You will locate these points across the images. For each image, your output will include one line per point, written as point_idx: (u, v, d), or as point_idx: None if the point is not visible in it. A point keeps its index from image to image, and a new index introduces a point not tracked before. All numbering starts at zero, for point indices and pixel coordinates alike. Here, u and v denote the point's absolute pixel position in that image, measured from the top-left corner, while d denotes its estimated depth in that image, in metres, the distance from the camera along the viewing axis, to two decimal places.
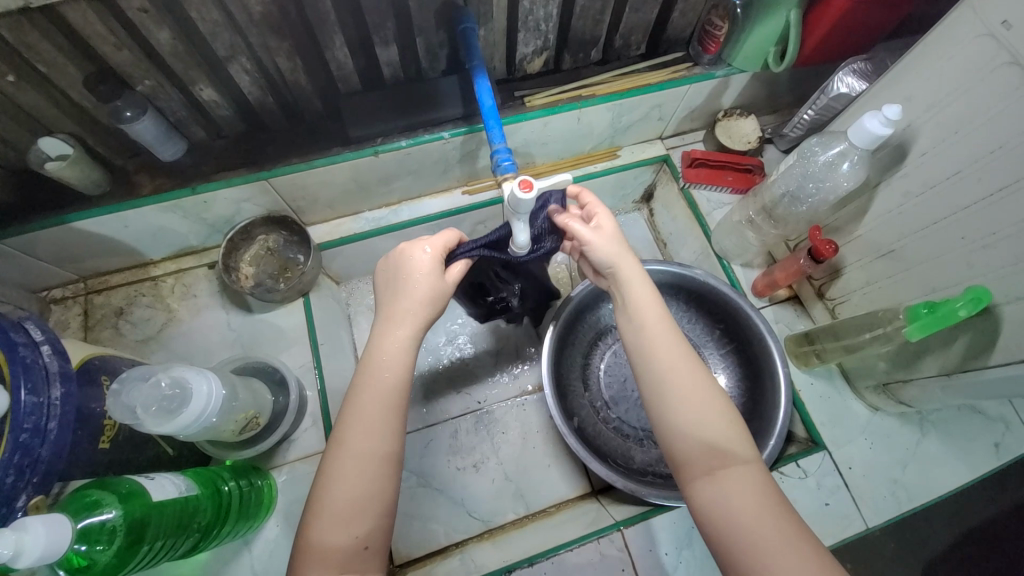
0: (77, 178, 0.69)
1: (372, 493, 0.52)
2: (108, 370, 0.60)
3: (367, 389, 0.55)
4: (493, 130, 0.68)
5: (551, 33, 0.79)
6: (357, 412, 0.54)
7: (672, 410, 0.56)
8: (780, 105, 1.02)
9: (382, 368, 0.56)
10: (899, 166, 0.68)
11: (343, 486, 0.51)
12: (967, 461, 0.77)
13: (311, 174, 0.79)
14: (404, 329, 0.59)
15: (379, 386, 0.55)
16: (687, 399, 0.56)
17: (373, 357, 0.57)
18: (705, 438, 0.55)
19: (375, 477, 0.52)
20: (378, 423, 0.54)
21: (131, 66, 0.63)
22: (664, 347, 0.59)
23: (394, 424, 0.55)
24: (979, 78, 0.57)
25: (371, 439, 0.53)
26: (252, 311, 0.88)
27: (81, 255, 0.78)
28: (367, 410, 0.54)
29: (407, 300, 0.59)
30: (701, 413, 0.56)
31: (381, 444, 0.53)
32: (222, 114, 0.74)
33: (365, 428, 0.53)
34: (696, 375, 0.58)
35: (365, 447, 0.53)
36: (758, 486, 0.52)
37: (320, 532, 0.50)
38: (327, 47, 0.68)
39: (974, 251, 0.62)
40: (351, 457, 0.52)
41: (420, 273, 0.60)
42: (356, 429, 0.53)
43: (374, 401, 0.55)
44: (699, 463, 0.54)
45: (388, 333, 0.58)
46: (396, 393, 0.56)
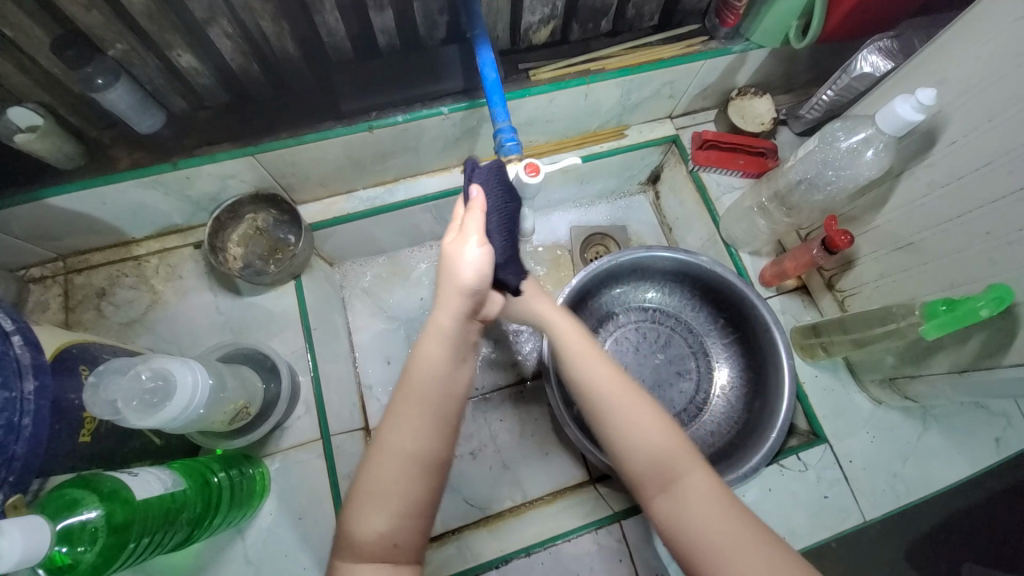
0: (50, 152, 0.65)
1: (405, 491, 0.50)
2: (87, 359, 0.57)
3: (413, 385, 0.53)
4: (496, 107, 0.63)
5: (559, 0, 0.73)
6: (396, 411, 0.53)
7: (618, 428, 0.57)
8: (796, 84, 0.97)
9: (422, 363, 0.54)
10: (926, 154, 0.65)
11: (373, 482, 0.50)
12: (967, 455, 0.76)
13: (301, 151, 0.75)
14: (440, 332, 0.54)
15: (421, 387, 0.53)
16: (634, 415, 0.57)
17: (418, 354, 0.54)
18: (651, 452, 0.55)
19: (411, 477, 0.50)
20: (419, 422, 0.52)
21: (101, 28, 0.58)
22: (598, 371, 0.60)
23: (439, 424, 0.52)
24: (1021, 61, 0.53)
25: (403, 437, 0.51)
26: (242, 294, 0.84)
27: (59, 233, 0.74)
28: (406, 410, 0.52)
29: (449, 297, 0.53)
30: (649, 426, 0.56)
31: (415, 447, 0.51)
32: (203, 82, 0.69)
33: (410, 425, 0.51)
34: (632, 393, 0.59)
35: (397, 444, 0.51)
36: (710, 493, 0.52)
37: (354, 530, 0.49)
38: (317, 10, 0.63)
39: (998, 247, 0.59)
40: (380, 455, 0.51)
41: (455, 252, 0.53)
42: (392, 433, 0.51)
43: (417, 400, 0.52)
44: (652, 481, 0.54)
45: (426, 334, 0.54)
46: (436, 390, 0.53)
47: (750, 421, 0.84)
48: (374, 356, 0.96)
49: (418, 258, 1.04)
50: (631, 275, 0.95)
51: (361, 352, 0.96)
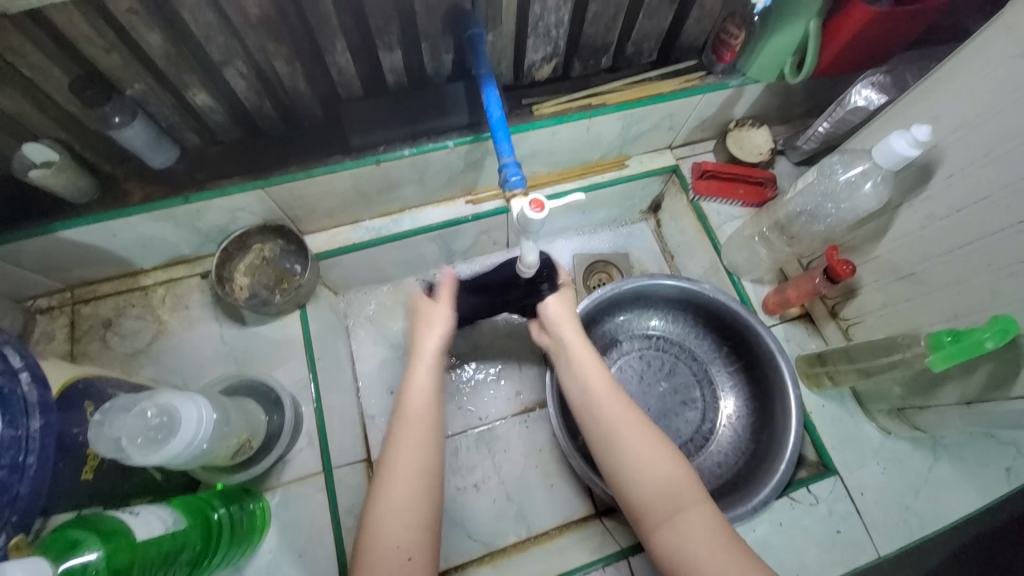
0: (65, 186, 0.66)
1: (415, 504, 0.58)
2: (91, 394, 0.57)
3: (409, 415, 0.63)
4: (501, 142, 0.65)
5: (561, 40, 0.76)
6: (397, 439, 0.62)
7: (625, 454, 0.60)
8: (793, 115, 0.99)
9: (412, 394, 0.65)
10: (924, 187, 0.66)
11: (389, 496, 0.58)
12: (977, 486, 0.74)
13: (309, 184, 0.76)
14: (426, 366, 0.67)
15: (417, 412, 0.64)
16: (638, 444, 0.60)
17: (409, 388, 0.66)
18: (655, 482, 0.58)
19: (418, 491, 0.59)
20: (419, 444, 0.62)
21: (120, 70, 0.60)
22: (606, 401, 0.64)
23: (432, 443, 0.63)
24: (1015, 99, 0.54)
25: (408, 457, 0.60)
26: (247, 324, 0.84)
27: (68, 264, 0.75)
28: (406, 436, 0.62)
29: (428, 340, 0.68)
30: (654, 457, 0.59)
31: (420, 466, 0.60)
32: (216, 119, 0.71)
33: (410, 445, 0.61)
34: (637, 422, 0.62)
35: (405, 462, 0.60)
36: (712, 525, 0.54)
37: (374, 541, 0.56)
38: (328, 52, 0.66)
39: (1001, 278, 0.60)
40: (392, 473, 0.59)
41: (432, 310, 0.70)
42: (396, 457, 0.61)
43: (415, 424, 0.63)
44: (655, 510, 0.57)
45: (414, 369, 0.67)
46: (428, 416, 0.64)
47: (758, 452, 0.83)
48: (377, 385, 0.96)
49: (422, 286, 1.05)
50: (634, 303, 0.95)
51: (364, 381, 0.96)
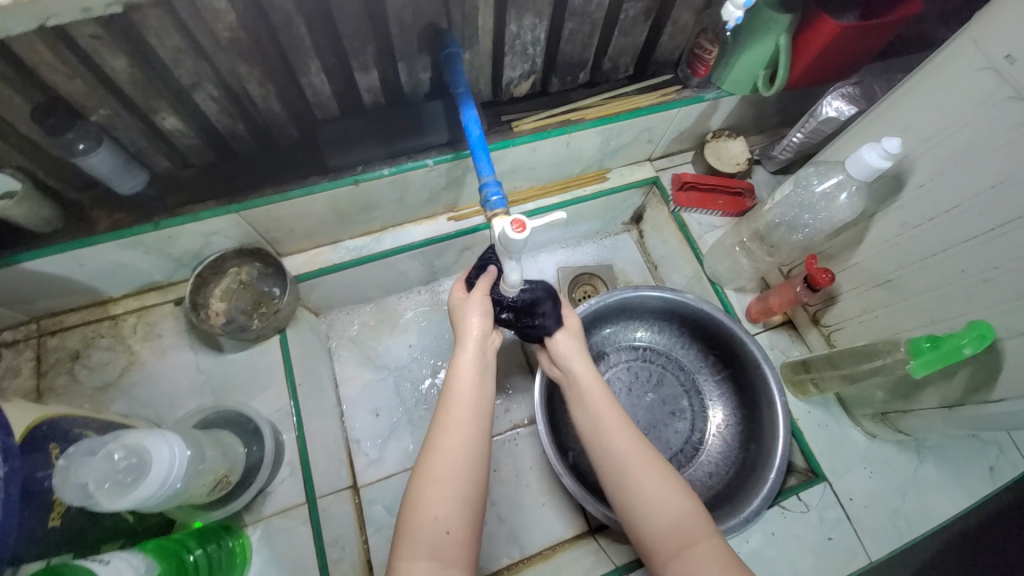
0: (27, 216, 0.63)
1: (458, 481, 0.57)
2: (57, 436, 0.53)
3: (455, 394, 0.61)
4: (481, 162, 0.64)
5: (538, 57, 0.77)
6: (442, 418, 0.60)
7: (633, 488, 0.60)
8: (767, 125, 1.01)
9: (458, 374, 0.62)
10: (896, 196, 0.67)
11: (434, 473, 0.57)
12: (964, 487, 0.76)
13: (286, 206, 0.75)
14: (473, 347, 0.64)
15: (462, 394, 0.61)
16: (647, 477, 0.60)
17: (456, 366, 0.63)
18: (666, 515, 0.58)
19: (461, 470, 0.57)
20: (463, 424, 0.60)
21: (84, 96, 0.58)
22: (615, 433, 0.63)
23: (477, 425, 0.60)
24: (980, 112, 0.56)
25: (453, 438, 0.59)
26: (224, 351, 0.82)
27: (32, 296, 0.72)
28: (453, 415, 0.60)
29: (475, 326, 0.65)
30: (662, 490, 0.59)
31: (463, 449, 0.58)
32: (187, 142, 0.69)
33: (457, 426, 0.59)
34: (644, 454, 0.62)
35: (451, 443, 0.58)
36: (721, 559, 0.55)
37: (416, 517, 0.55)
38: (303, 73, 0.65)
39: (974, 284, 0.61)
40: (438, 454, 0.58)
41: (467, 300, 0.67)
42: (441, 435, 0.59)
43: (461, 406, 0.61)
44: (665, 544, 0.57)
45: (461, 348, 0.64)
46: (473, 394, 0.62)
47: (747, 460, 0.83)
48: (362, 408, 0.93)
49: (406, 305, 1.03)
50: (619, 315, 0.95)
51: (349, 405, 0.93)
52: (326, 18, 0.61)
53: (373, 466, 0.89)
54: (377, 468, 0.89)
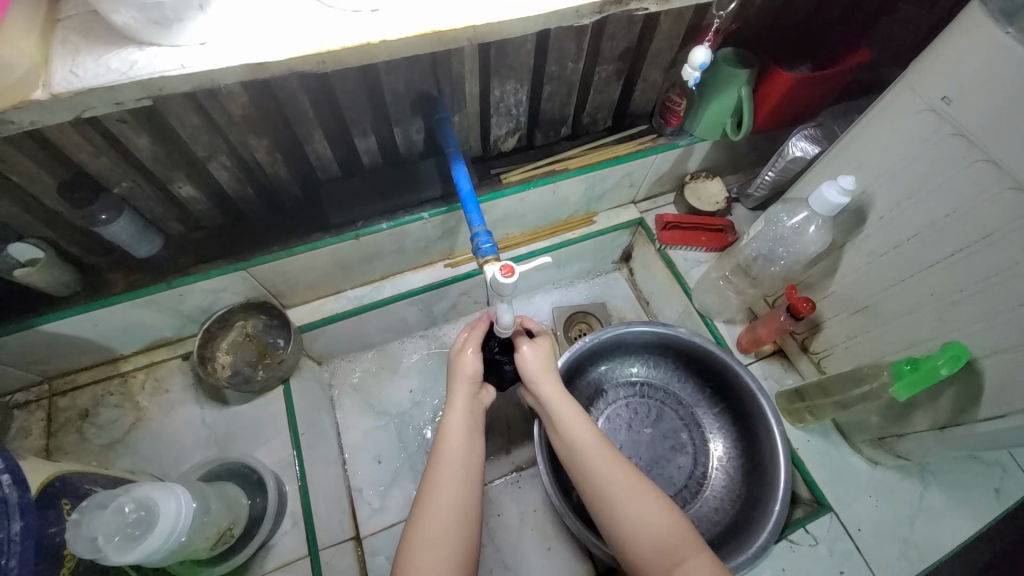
0: (48, 282, 0.67)
1: (454, 535, 0.59)
2: (68, 492, 0.55)
3: (448, 446, 0.65)
4: (472, 214, 0.69)
5: (522, 116, 0.84)
6: (437, 471, 0.63)
7: (624, 513, 0.61)
8: (742, 165, 1.08)
9: (451, 430, 0.66)
10: (861, 228, 0.72)
11: (428, 529, 0.58)
12: (971, 511, 0.75)
13: (291, 261, 0.79)
14: (459, 401, 0.68)
15: (452, 451, 0.64)
16: (630, 501, 0.61)
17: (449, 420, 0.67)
18: (651, 536, 0.59)
19: (455, 523, 0.59)
20: (455, 475, 0.62)
21: (109, 170, 0.64)
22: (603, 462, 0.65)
23: (468, 481, 0.63)
24: (926, 148, 0.61)
25: (447, 490, 0.61)
26: (229, 405, 0.84)
27: (47, 356, 0.75)
28: (447, 466, 0.63)
29: (460, 382, 0.70)
30: (644, 510, 0.60)
31: (454, 502, 0.61)
32: (200, 208, 0.74)
33: (449, 482, 0.62)
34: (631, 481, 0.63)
35: (445, 495, 0.61)
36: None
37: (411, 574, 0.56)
38: (307, 141, 0.71)
39: (946, 306, 0.64)
40: (432, 510, 0.60)
41: (456, 354, 0.73)
42: (436, 486, 0.62)
43: (453, 456, 0.64)
44: (655, 563, 0.57)
45: (453, 405, 0.68)
46: (464, 448, 0.65)
47: (751, 494, 0.82)
48: (364, 455, 0.94)
49: (407, 350, 1.06)
50: (614, 352, 0.97)
51: (352, 453, 0.94)
52: (328, 93, 0.67)
53: (375, 515, 0.88)
54: (380, 517, 0.88)
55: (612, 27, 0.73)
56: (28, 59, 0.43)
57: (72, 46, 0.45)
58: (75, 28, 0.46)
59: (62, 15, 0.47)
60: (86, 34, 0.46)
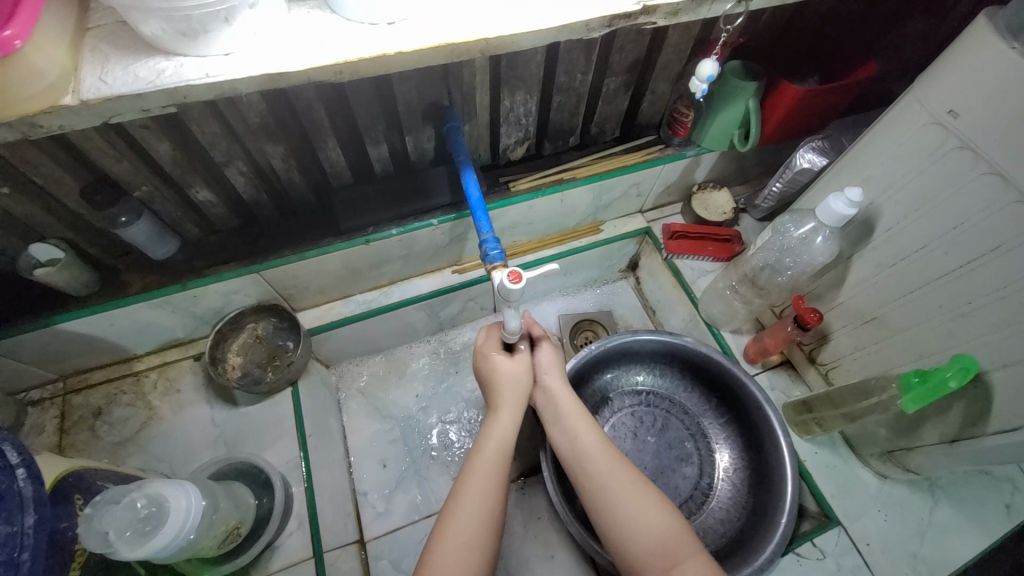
0: (67, 282, 0.69)
1: (480, 541, 0.59)
2: (81, 487, 0.56)
3: (483, 455, 0.65)
4: (481, 220, 0.70)
5: (531, 126, 0.85)
6: (467, 479, 0.63)
7: (650, 533, 0.59)
8: (749, 176, 1.08)
9: (487, 441, 0.67)
10: (868, 239, 0.72)
11: (456, 533, 0.59)
12: (980, 526, 0.74)
13: (303, 265, 0.81)
14: (508, 410, 0.69)
15: (484, 460, 0.65)
16: (633, 502, 0.61)
17: (486, 432, 0.68)
18: (653, 538, 0.58)
19: (482, 528, 0.60)
20: (484, 486, 0.62)
21: (130, 174, 0.66)
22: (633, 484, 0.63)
23: (498, 489, 0.63)
24: (932, 160, 0.61)
25: (474, 499, 0.61)
26: (238, 406, 0.85)
27: (64, 354, 0.77)
28: (478, 476, 0.63)
29: (507, 390, 0.70)
30: (672, 530, 0.59)
31: (486, 508, 0.61)
32: (216, 212, 0.76)
33: (480, 487, 0.62)
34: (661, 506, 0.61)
35: (472, 504, 0.61)
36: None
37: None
38: (321, 148, 0.73)
39: (954, 319, 0.64)
40: (459, 515, 0.60)
41: (488, 356, 0.73)
42: (466, 492, 0.62)
43: (485, 467, 0.64)
44: (654, 565, 0.57)
45: (492, 418, 0.69)
46: (498, 460, 0.65)
47: (758, 505, 0.82)
48: (369, 459, 0.95)
49: (414, 354, 1.07)
50: (620, 359, 0.97)
51: (357, 456, 0.95)
52: (342, 103, 0.69)
53: (379, 519, 0.89)
54: (384, 521, 0.89)
55: (620, 40, 0.75)
56: (60, 67, 0.45)
57: (102, 54, 0.47)
58: (104, 37, 0.48)
59: (91, 24, 0.49)
60: (115, 43, 0.48)
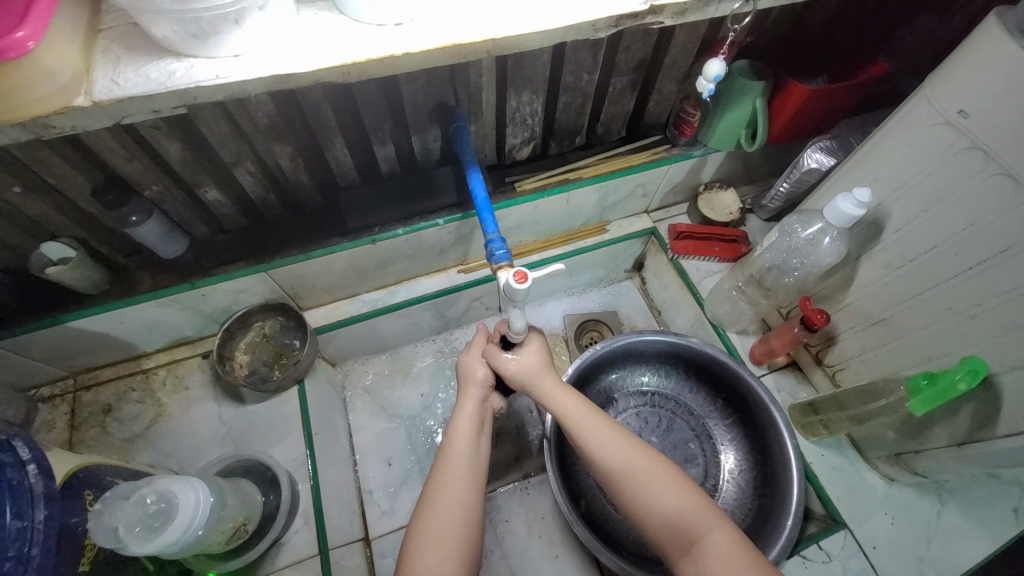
0: (77, 280, 0.70)
1: (457, 533, 0.59)
2: (91, 483, 0.57)
3: (455, 447, 0.66)
4: (486, 220, 0.70)
5: (537, 126, 0.85)
6: (442, 472, 0.64)
7: (644, 493, 0.59)
8: (756, 176, 1.08)
9: (456, 433, 0.67)
10: (877, 240, 0.71)
11: (431, 529, 0.59)
12: (988, 530, 0.72)
13: (310, 264, 0.81)
14: (472, 406, 0.70)
15: (456, 451, 0.65)
16: (643, 482, 0.60)
17: (457, 425, 0.68)
18: (661, 513, 0.58)
19: (460, 518, 0.60)
20: (457, 477, 0.63)
21: (141, 174, 0.67)
22: (619, 449, 0.63)
23: (470, 483, 0.63)
24: (942, 161, 0.61)
25: (449, 491, 0.62)
26: (246, 403, 0.86)
27: (75, 351, 0.78)
28: (452, 468, 0.64)
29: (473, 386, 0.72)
30: (664, 488, 0.59)
31: (460, 503, 0.61)
32: (225, 211, 0.77)
33: (453, 483, 0.62)
34: (648, 468, 0.61)
35: (447, 495, 0.61)
36: (730, 555, 0.54)
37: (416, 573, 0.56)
38: (328, 148, 0.73)
39: (963, 321, 0.63)
40: (436, 508, 0.61)
41: (464, 357, 0.75)
42: (445, 484, 0.62)
43: (457, 459, 0.64)
44: (674, 545, 0.57)
45: (460, 410, 0.70)
46: (471, 452, 0.65)
47: (764, 508, 0.81)
48: (374, 457, 0.95)
49: (419, 354, 1.07)
50: (625, 360, 0.97)
51: (363, 455, 0.95)
52: (349, 103, 0.70)
53: (384, 517, 0.89)
54: (389, 519, 0.89)
55: (627, 40, 0.75)
56: (73, 68, 0.46)
57: (114, 56, 0.48)
58: (116, 38, 0.49)
59: (103, 26, 0.50)
60: (127, 45, 0.49)
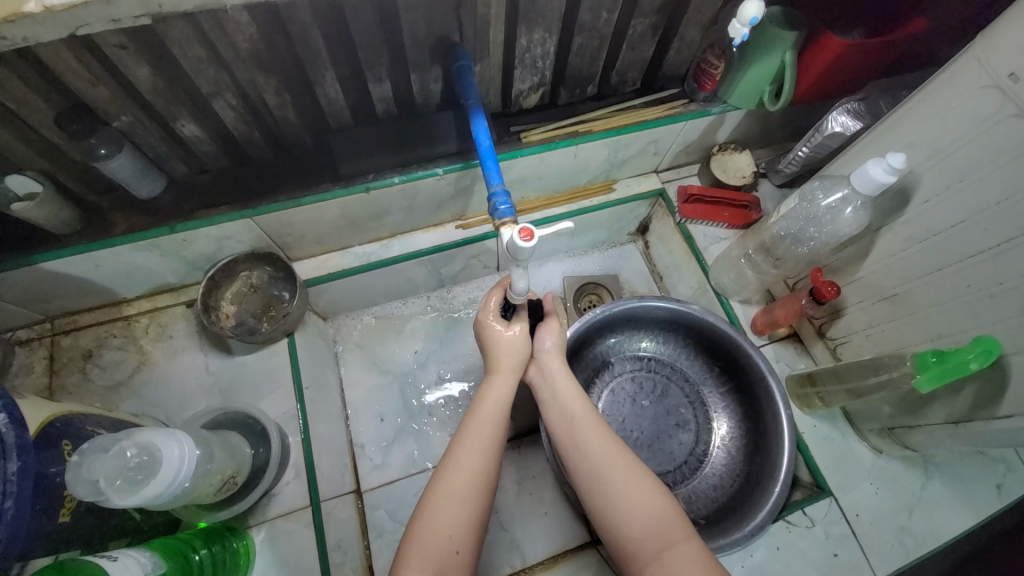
0: (46, 218, 0.65)
1: (471, 499, 0.58)
2: (70, 433, 0.55)
3: (481, 417, 0.64)
4: (490, 171, 0.65)
5: (548, 70, 0.78)
6: (463, 437, 0.62)
7: (623, 495, 0.59)
8: (773, 139, 1.02)
9: (484, 407, 0.65)
10: (901, 211, 0.68)
11: (444, 493, 0.58)
12: (970, 505, 0.74)
13: (299, 212, 0.76)
14: (503, 381, 0.67)
15: (482, 424, 0.63)
16: (624, 482, 0.60)
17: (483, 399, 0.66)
18: (639, 515, 0.58)
19: (477, 488, 0.59)
20: (480, 447, 0.61)
21: (108, 102, 0.60)
22: (607, 448, 0.63)
23: (494, 456, 0.62)
24: (983, 129, 0.57)
25: (469, 459, 0.60)
26: (233, 354, 0.83)
27: (50, 294, 0.73)
28: (473, 435, 0.62)
29: (507, 357, 0.68)
30: (642, 491, 0.59)
31: (481, 472, 0.60)
32: (204, 149, 0.71)
33: (472, 454, 0.61)
34: (634, 471, 0.61)
35: (465, 465, 0.60)
36: (701, 561, 0.54)
37: (424, 536, 0.56)
38: (318, 83, 0.66)
39: (980, 299, 0.62)
40: (456, 474, 0.59)
41: (494, 328, 0.69)
42: (466, 452, 0.61)
43: (483, 430, 0.63)
44: (645, 546, 0.57)
45: (489, 386, 0.67)
46: (496, 428, 0.63)
47: (751, 474, 0.82)
48: (367, 412, 0.94)
49: (413, 311, 1.05)
50: (624, 325, 0.95)
51: (355, 409, 0.94)
52: (341, 29, 0.62)
53: (376, 471, 0.90)
54: (381, 473, 0.89)
55: None
56: None
57: None
58: None
59: None
60: None
